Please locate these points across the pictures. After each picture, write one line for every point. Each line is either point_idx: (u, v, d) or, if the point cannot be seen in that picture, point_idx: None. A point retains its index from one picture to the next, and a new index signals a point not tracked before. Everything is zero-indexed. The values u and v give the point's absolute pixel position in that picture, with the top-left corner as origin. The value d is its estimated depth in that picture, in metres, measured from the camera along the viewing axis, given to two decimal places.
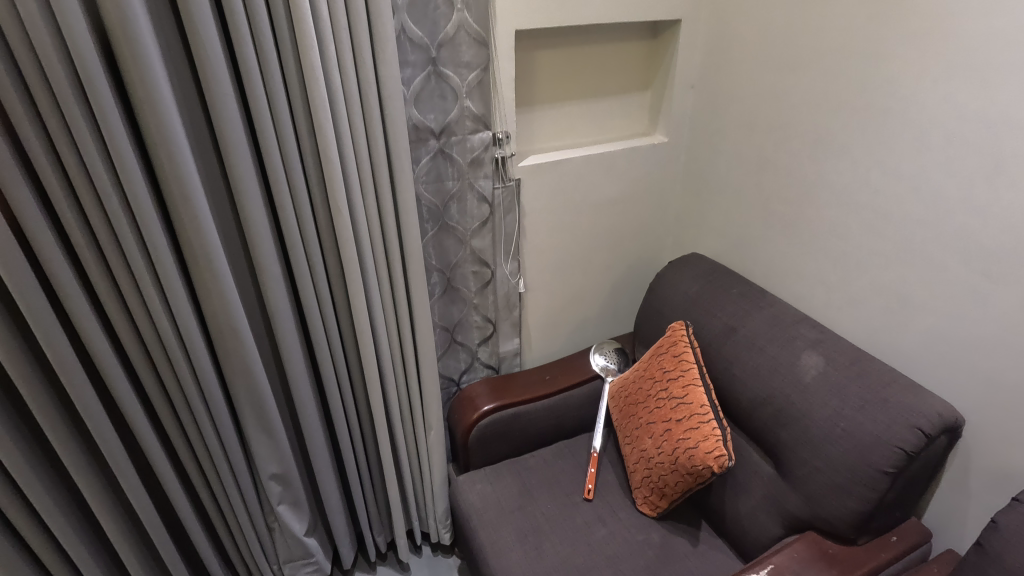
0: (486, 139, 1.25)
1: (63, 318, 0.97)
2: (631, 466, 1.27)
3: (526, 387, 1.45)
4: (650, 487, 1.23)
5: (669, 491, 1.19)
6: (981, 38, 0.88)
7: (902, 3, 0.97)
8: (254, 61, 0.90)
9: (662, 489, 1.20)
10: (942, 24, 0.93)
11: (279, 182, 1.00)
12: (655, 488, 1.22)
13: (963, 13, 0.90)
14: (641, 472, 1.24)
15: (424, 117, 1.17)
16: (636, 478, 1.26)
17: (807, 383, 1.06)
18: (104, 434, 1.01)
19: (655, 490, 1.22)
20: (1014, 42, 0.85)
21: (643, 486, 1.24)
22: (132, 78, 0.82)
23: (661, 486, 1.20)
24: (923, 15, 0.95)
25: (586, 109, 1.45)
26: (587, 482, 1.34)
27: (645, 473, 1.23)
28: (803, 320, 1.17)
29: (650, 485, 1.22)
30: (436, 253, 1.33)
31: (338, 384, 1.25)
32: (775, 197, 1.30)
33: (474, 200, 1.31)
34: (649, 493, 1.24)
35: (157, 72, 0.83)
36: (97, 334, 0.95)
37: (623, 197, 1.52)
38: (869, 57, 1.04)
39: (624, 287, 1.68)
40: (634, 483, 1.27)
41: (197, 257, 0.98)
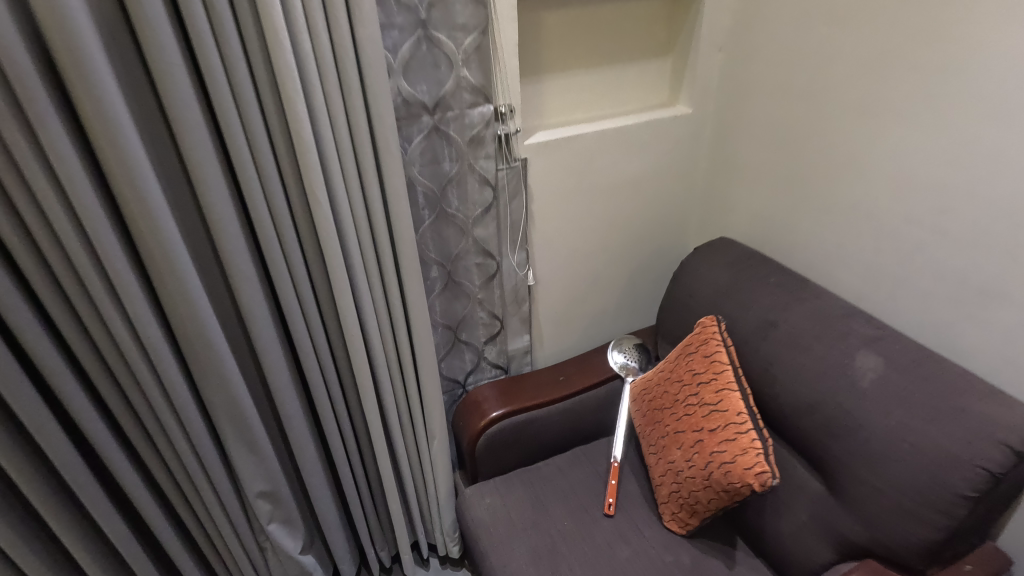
0: (487, 113, 1.09)
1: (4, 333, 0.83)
2: (658, 479, 1.14)
3: (538, 390, 1.32)
4: (679, 503, 1.10)
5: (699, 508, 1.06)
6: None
7: None
8: (205, 23, 0.75)
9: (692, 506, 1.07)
10: None
11: (245, 165, 0.86)
12: (686, 505, 1.08)
13: None
14: (668, 487, 1.11)
15: (414, 89, 1.02)
16: (663, 493, 1.13)
17: (863, 388, 0.91)
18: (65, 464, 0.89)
19: (684, 507, 1.09)
20: None
21: (670, 501, 1.11)
22: (57, 47, 0.67)
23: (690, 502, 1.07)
24: None
25: (599, 79, 1.29)
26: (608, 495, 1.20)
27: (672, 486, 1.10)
28: (855, 312, 1.02)
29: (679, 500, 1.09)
30: (435, 243, 1.20)
31: (330, 394, 1.12)
32: (820, 173, 1.14)
33: (475, 183, 1.16)
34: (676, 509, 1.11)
35: (88, 40, 0.68)
36: (43, 351, 0.82)
37: (642, 177, 1.37)
38: (941, 3, 0.87)
39: (645, 276, 1.54)
40: (660, 498, 1.14)
41: (156, 257, 0.84)
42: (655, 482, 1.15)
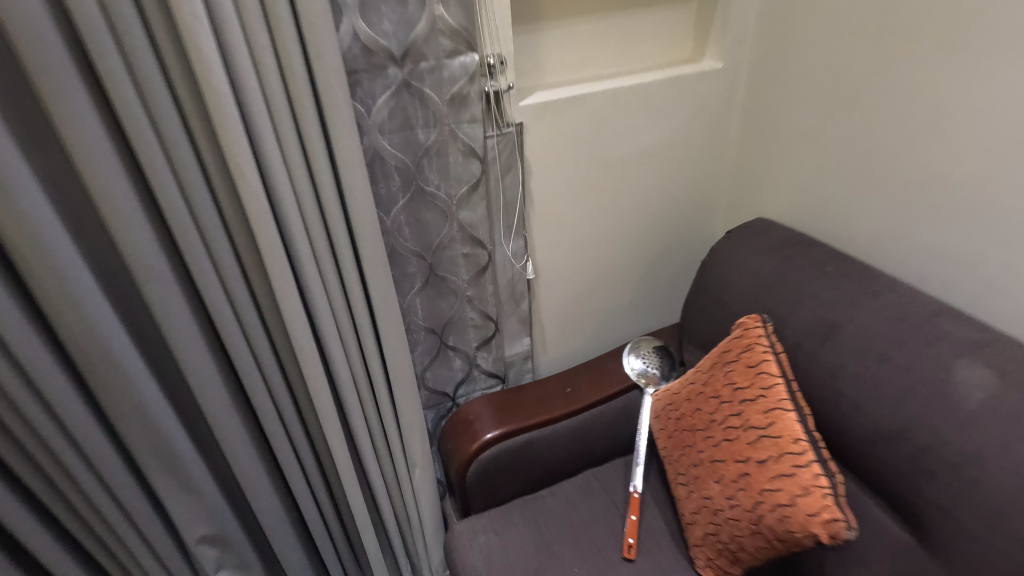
0: (471, 64, 0.87)
1: None
2: (690, 518, 0.92)
3: (541, 405, 1.10)
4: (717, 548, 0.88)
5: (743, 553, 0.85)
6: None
7: None
8: None
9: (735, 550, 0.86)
10: None
11: (137, 128, 0.63)
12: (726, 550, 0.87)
13: None
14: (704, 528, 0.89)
15: (376, 31, 0.80)
16: (696, 535, 0.91)
17: (971, 413, 0.69)
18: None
19: (725, 553, 0.87)
20: None
21: (705, 546, 0.90)
22: None
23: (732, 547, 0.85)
24: None
25: (610, 28, 1.06)
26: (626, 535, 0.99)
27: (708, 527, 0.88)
28: (943, 310, 0.80)
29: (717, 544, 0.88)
30: (412, 230, 0.98)
31: (284, 417, 0.91)
32: (892, 134, 0.91)
33: (459, 154, 0.94)
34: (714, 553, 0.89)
35: None
36: None
37: (662, 147, 1.14)
38: None
39: (664, 266, 1.31)
40: (692, 540, 0.92)
41: (20, 248, 0.63)
42: (685, 520, 0.94)
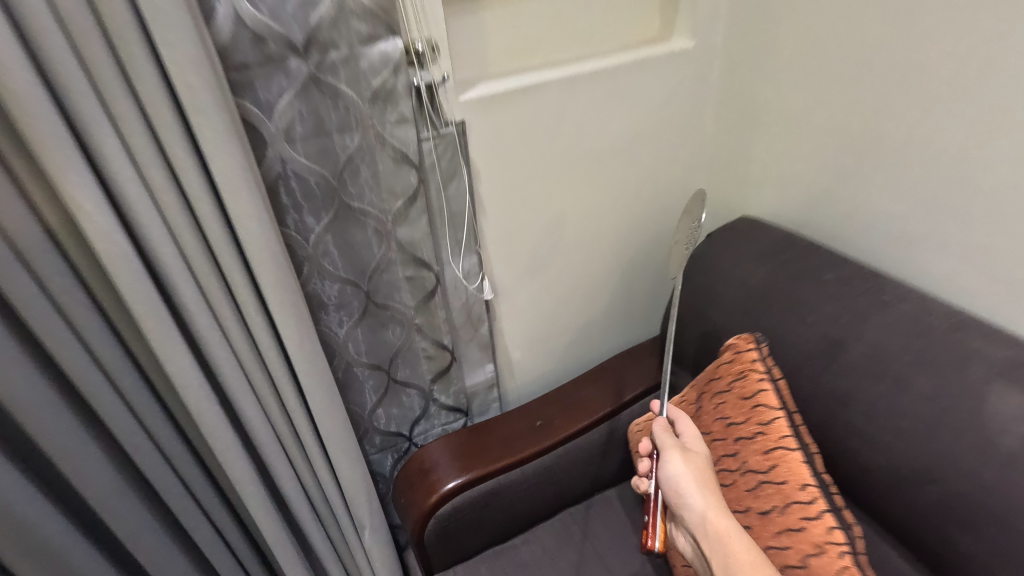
0: (393, 52, 0.71)
1: None
2: (703, 477, 0.67)
3: (508, 444, 0.96)
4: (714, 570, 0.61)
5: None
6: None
7: None
8: None
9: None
10: None
11: None
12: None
13: None
14: (723, 514, 0.63)
15: (265, 11, 0.63)
16: (697, 520, 0.64)
17: (1010, 448, 0.58)
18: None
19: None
20: None
21: (694, 533, 0.65)
22: None
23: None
24: None
25: (563, 7, 0.91)
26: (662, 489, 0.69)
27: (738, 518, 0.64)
28: (968, 323, 0.68)
29: (721, 564, 0.61)
30: (340, 254, 0.82)
31: (197, 493, 0.74)
32: (908, 109, 0.77)
33: (390, 161, 0.78)
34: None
35: None
36: None
37: (631, 139, 1.00)
38: None
39: (638, 273, 1.18)
40: (681, 522, 0.68)
41: None
42: (699, 472, 0.68)
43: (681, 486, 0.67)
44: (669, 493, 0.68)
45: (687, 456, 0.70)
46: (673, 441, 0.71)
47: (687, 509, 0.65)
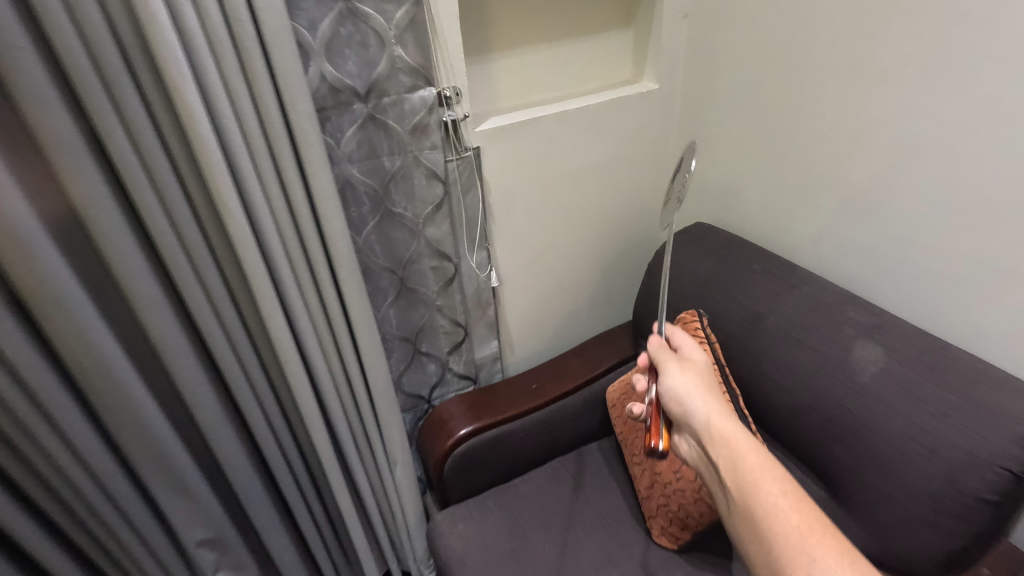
0: (429, 98, 0.95)
1: None
2: (701, 386, 0.78)
3: (510, 402, 1.20)
4: (723, 467, 0.72)
5: (795, 516, 0.64)
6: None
7: None
8: (62, 16, 0.59)
9: (789, 499, 0.66)
10: None
11: (137, 182, 0.70)
12: (743, 477, 0.69)
13: None
14: (723, 416, 0.74)
15: (341, 72, 0.88)
16: (701, 422, 0.74)
17: (864, 382, 0.83)
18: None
19: (742, 486, 0.69)
20: None
21: (702, 438, 0.74)
22: None
23: (775, 481, 0.68)
24: None
25: (556, 56, 1.17)
26: (666, 400, 0.79)
27: (737, 417, 0.75)
28: (849, 299, 0.93)
29: (729, 462, 0.71)
30: (381, 249, 1.06)
31: (275, 426, 0.98)
32: (813, 141, 1.03)
33: (422, 177, 1.02)
34: (725, 497, 0.71)
35: None
36: None
37: (610, 159, 1.25)
38: None
39: (617, 268, 1.43)
40: (684, 427, 0.78)
41: (36, 297, 0.70)
42: (696, 381, 0.79)
43: (682, 394, 0.77)
44: (670, 402, 0.78)
45: (683, 369, 0.81)
46: (672, 360, 0.82)
47: (691, 415, 0.76)
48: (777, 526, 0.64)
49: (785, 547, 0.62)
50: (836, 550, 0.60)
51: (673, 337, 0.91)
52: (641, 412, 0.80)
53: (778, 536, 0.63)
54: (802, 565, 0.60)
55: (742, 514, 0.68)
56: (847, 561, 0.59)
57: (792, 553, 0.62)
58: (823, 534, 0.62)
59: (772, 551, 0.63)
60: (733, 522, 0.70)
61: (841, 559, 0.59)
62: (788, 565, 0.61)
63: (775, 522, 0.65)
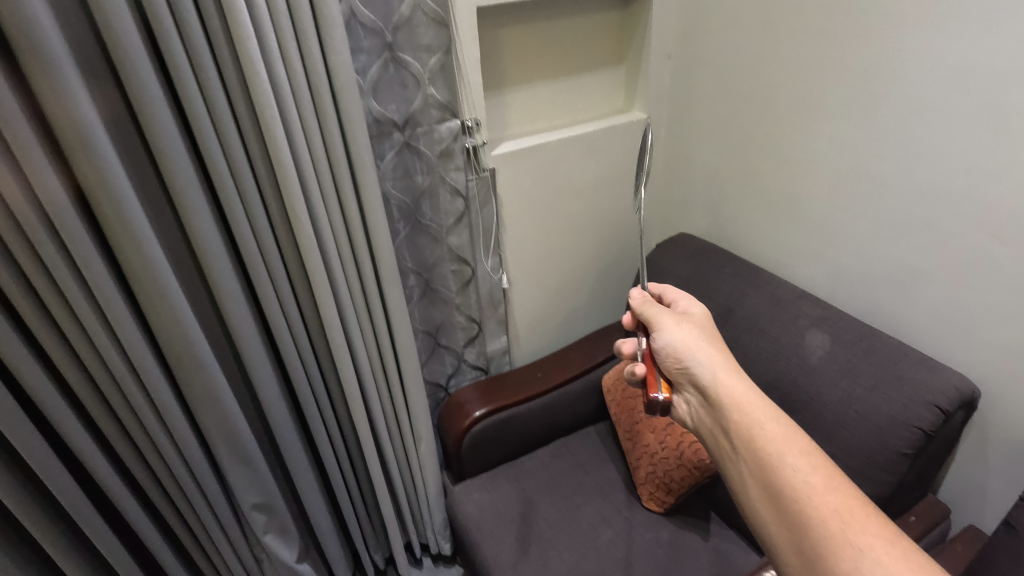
0: (455, 128, 1.14)
1: (7, 373, 0.86)
2: (700, 342, 0.81)
3: (518, 388, 1.37)
4: (745, 443, 0.70)
5: (832, 499, 0.62)
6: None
7: None
8: (189, 73, 0.78)
9: (822, 478, 0.64)
10: None
11: (230, 198, 0.87)
12: (768, 456, 0.67)
13: None
14: (725, 372, 0.77)
15: (385, 108, 1.06)
16: (707, 378, 0.77)
17: (814, 363, 1.01)
18: (69, 497, 0.90)
19: (769, 467, 0.67)
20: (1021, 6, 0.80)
21: (710, 400, 0.76)
22: (49, 103, 0.71)
23: (803, 460, 0.66)
24: None
25: (559, 91, 1.36)
26: (667, 355, 0.82)
27: (742, 373, 0.77)
28: (804, 296, 1.12)
29: (751, 437, 0.70)
30: (410, 254, 1.24)
31: (321, 404, 1.15)
32: (777, 165, 1.23)
33: (447, 193, 1.20)
34: (747, 477, 0.69)
35: (81, 100, 0.72)
36: (46, 389, 0.86)
37: (605, 178, 1.45)
38: (865, 25, 0.98)
39: (611, 272, 1.63)
40: (684, 383, 0.80)
41: (148, 289, 0.87)
42: (697, 336, 0.82)
43: (683, 349, 0.80)
44: (670, 356, 0.82)
45: (681, 324, 0.85)
46: (669, 315, 0.86)
47: (694, 370, 0.78)
48: (814, 510, 0.62)
49: (827, 534, 0.60)
50: (880, 535, 0.58)
51: (667, 294, 0.96)
52: (639, 366, 0.82)
53: (817, 521, 0.61)
54: (850, 554, 0.57)
55: (773, 497, 0.65)
56: (892, 545, 0.57)
57: (836, 542, 0.59)
58: (864, 518, 0.60)
59: (812, 538, 0.61)
60: (758, 506, 0.67)
61: (887, 544, 0.57)
62: (831, 553, 0.59)
63: (813, 508, 0.62)
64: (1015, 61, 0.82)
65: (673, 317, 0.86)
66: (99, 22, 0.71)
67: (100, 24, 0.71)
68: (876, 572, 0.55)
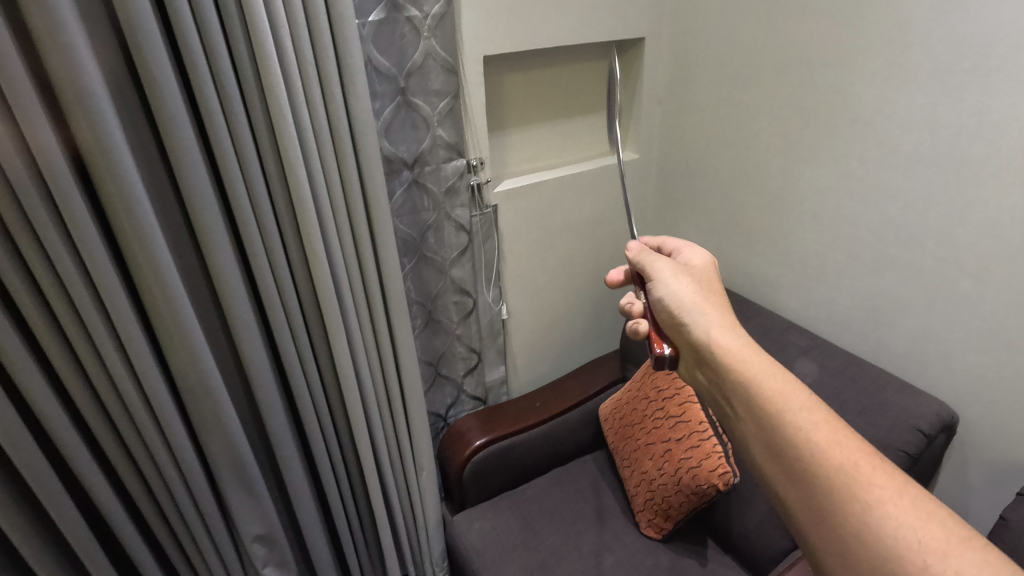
0: (461, 167, 1.20)
1: (20, 405, 0.85)
2: (695, 297, 0.76)
3: (517, 416, 1.40)
4: (746, 403, 0.62)
5: (838, 453, 0.54)
6: (958, 33, 0.90)
7: (867, 28, 1.02)
8: (219, 113, 0.82)
9: (827, 430, 0.56)
10: (903, 49, 0.97)
11: (250, 231, 0.90)
12: (769, 414, 0.59)
13: (930, 39, 0.94)
14: (722, 326, 0.71)
15: (397, 148, 1.12)
16: (699, 334, 0.71)
17: None
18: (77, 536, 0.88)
19: (769, 424, 0.59)
20: (975, 68, 0.90)
21: (701, 353, 0.70)
22: (86, 139, 0.73)
23: (806, 412, 0.58)
24: (885, 40, 0.99)
25: (556, 132, 1.44)
26: (664, 311, 0.78)
27: (737, 326, 0.71)
28: (792, 327, 1.18)
29: (750, 395, 0.62)
30: (415, 286, 1.27)
31: (326, 433, 1.16)
32: (763, 204, 1.31)
33: (452, 229, 1.26)
34: (747, 435, 0.62)
35: (115, 136, 0.74)
36: (62, 424, 0.84)
37: (600, 214, 1.52)
38: (842, 79, 1.08)
39: (605, 304, 1.68)
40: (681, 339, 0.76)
41: (167, 321, 0.88)
42: (692, 292, 0.77)
43: (677, 307, 0.75)
44: (666, 313, 0.77)
45: (678, 277, 0.79)
46: (667, 268, 0.81)
47: (689, 327, 0.73)
48: (819, 466, 0.54)
49: (835, 493, 0.53)
50: (891, 489, 0.51)
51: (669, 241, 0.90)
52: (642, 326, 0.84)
53: (821, 477, 0.54)
54: (860, 513, 0.51)
55: (777, 458, 0.58)
56: (904, 498, 0.50)
57: (844, 499, 0.52)
58: (873, 470, 0.53)
59: (818, 497, 0.54)
60: (762, 464, 0.61)
61: (899, 498, 0.51)
62: (840, 511, 0.52)
63: (816, 460, 0.55)
64: (973, 116, 0.91)
65: (671, 269, 0.81)
66: (139, 65, 0.74)
67: (139, 66, 0.74)
68: (887, 530, 0.49)
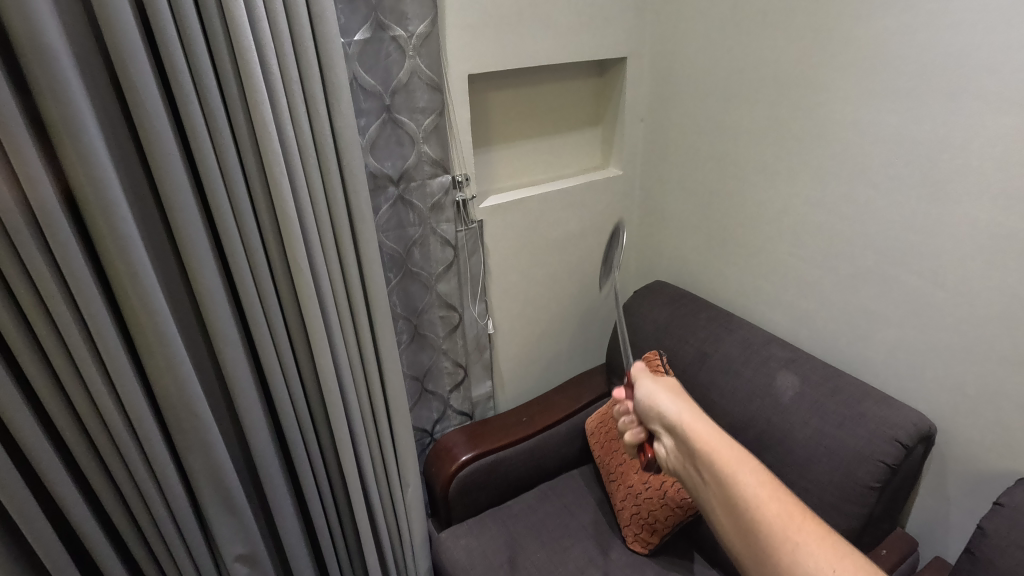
0: (446, 182, 1.22)
1: None
2: (669, 391, 0.82)
3: (504, 432, 1.40)
4: (703, 465, 0.70)
5: (774, 505, 0.62)
6: (924, 53, 0.94)
7: (841, 48, 1.05)
8: (204, 130, 0.82)
9: (767, 487, 0.64)
10: (875, 69, 1.01)
11: (235, 247, 0.90)
12: (720, 471, 0.67)
13: (899, 59, 0.97)
14: (692, 412, 0.77)
15: (382, 164, 1.13)
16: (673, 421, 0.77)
17: (786, 403, 1.08)
18: (53, 559, 0.86)
19: (720, 480, 0.67)
20: (941, 87, 0.93)
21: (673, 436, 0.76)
22: (69, 155, 0.73)
23: (751, 472, 0.66)
24: (858, 60, 1.03)
25: (542, 148, 1.46)
26: (644, 408, 0.83)
27: (704, 411, 0.77)
28: (774, 339, 1.20)
29: (705, 457, 0.70)
30: (400, 301, 1.27)
31: (310, 450, 1.15)
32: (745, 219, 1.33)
33: (438, 244, 1.27)
34: (706, 492, 0.69)
35: (98, 151, 0.74)
36: (37, 443, 0.82)
37: (585, 229, 1.54)
38: (817, 97, 1.11)
39: (591, 318, 1.69)
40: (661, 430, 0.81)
41: (149, 338, 0.87)
42: (668, 388, 0.83)
43: (653, 399, 0.81)
44: (646, 408, 0.83)
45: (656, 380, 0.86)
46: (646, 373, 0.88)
47: (664, 415, 0.79)
48: (758, 515, 0.61)
49: (770, 539, 0.60)
50: (818, 538, 0.58)
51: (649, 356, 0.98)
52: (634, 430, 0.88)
53: (759, 526, 0.61)
54: (788, 557, 0.57)
55: (726, 511, 0.65)
56: (827, 545, 0.57)
57: (775, 543, 0.59)
58: (805, 522, 0.60)
59: (757, 544, 0.60)
60: (717, 520, 0.68)
61: (824, 546, 0.57)
62: (773, 555, 0.59)
63: (754, 510, 0.62)
64: (941, 133, 0.95)
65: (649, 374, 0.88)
66: (124, 83, 0.75)
67: (124, 84, 0.75)
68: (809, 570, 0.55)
